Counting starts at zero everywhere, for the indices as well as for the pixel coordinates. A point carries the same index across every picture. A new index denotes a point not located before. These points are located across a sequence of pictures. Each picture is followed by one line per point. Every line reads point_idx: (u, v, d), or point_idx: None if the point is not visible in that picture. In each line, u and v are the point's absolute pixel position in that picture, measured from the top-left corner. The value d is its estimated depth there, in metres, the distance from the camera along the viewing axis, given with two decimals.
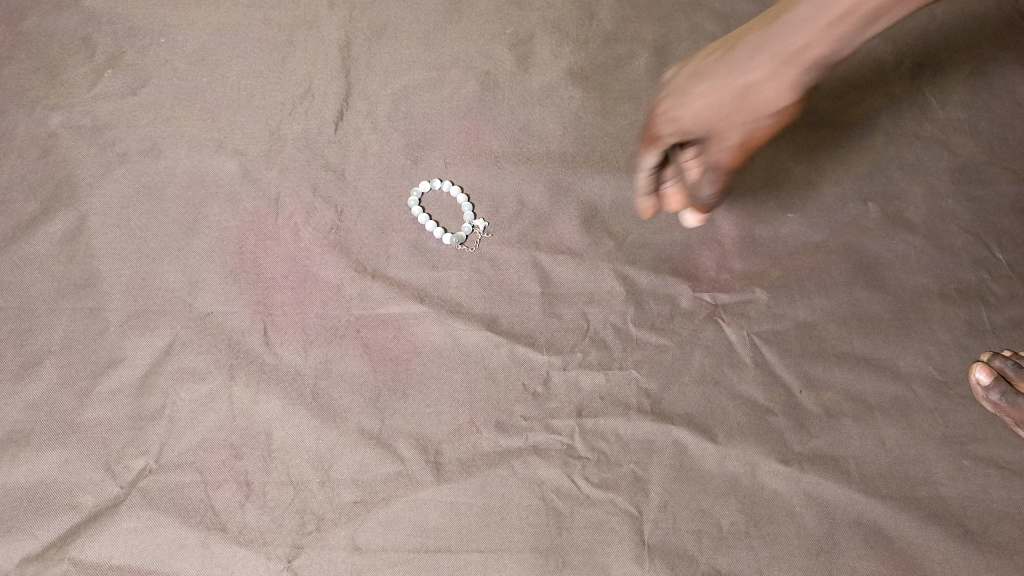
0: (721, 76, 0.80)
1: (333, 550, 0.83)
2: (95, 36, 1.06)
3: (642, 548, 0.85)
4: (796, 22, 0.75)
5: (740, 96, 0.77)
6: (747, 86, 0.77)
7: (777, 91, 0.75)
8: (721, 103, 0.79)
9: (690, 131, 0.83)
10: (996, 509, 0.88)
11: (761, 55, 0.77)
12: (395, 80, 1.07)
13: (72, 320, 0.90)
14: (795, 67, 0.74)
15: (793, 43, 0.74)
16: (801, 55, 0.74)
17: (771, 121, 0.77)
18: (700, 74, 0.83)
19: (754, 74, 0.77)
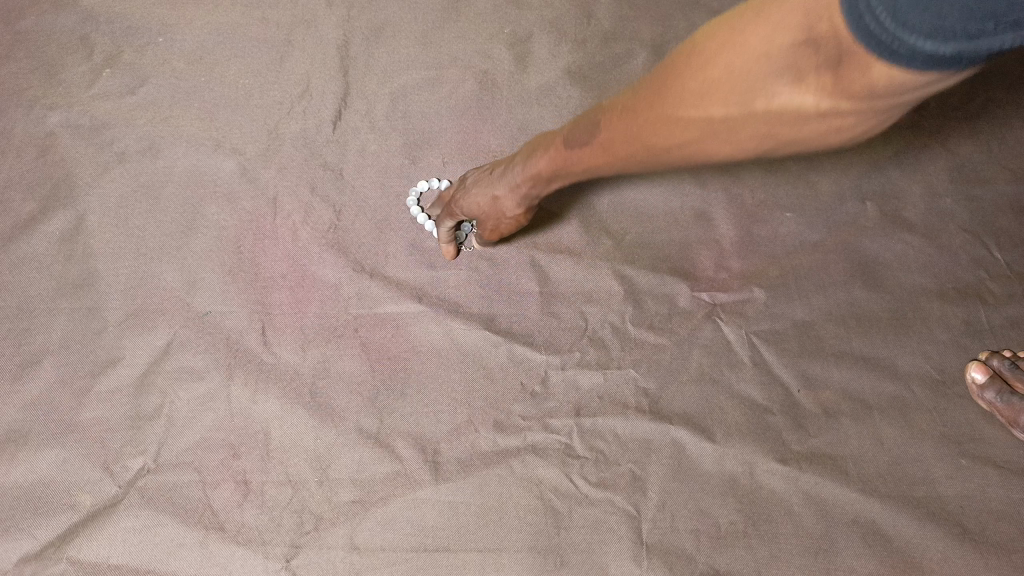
0: (479, 185, 0.88)
1: (332, 549, 0.83)
2: (93, 35, 1.05)
3: (640, 547, 0.85)
4: (531, 156, 0.81)
5: (500, 198, 0.86)
6: (500, 202, 0.87)
7: (503, 205, 0.87)
8: (491, 190, 0.87)
9: (454, 209, 0.91)
10: (995, 508, 0.88)
11: (547, 175, 0.80)
12: (393, 79, 1.07)
13: (70, 319, 0.90)
14: (557, 185, 0.82)
15: (525, 173, 0.82)
16: (554, 168, 0.78)
17: (512, 203, 0.86)
18: (490, 175, 0.87)
19: (537, 175, 0.81)
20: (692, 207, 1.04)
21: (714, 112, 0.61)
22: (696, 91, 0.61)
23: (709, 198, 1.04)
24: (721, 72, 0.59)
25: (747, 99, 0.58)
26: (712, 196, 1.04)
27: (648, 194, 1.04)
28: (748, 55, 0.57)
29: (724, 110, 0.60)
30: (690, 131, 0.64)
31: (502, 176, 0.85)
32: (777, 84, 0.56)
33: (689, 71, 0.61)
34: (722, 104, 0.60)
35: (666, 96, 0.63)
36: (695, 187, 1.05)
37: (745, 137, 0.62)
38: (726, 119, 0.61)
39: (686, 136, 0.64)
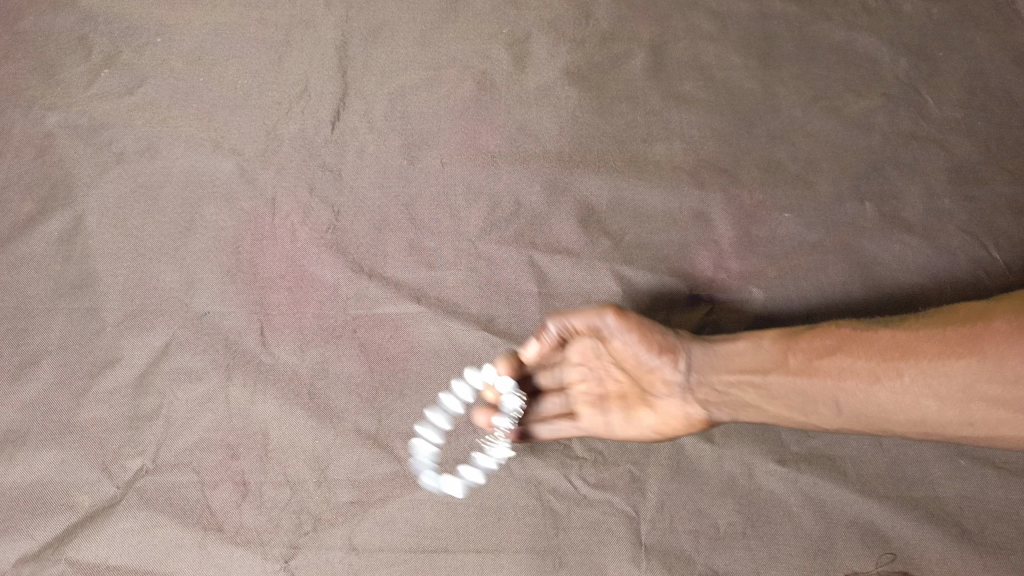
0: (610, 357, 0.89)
1: (330, 550, 0.83)
2: (92, 35, 1.05)
3: (638, 549, 0.85)
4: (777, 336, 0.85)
5: (661, 370, 0.88)
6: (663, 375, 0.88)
7: (670, 374, 0.87)
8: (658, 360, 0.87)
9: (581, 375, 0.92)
10: (993, 508, 0.88)
11: (777, 346, 0.84)
12: (391, 79, 1.07)
13: (68, 320, 0.90)
14: (761, 374, 0.83)
15: (742, 361, 0.85)
16: (780, 358, 0.83)
17: (715, 381, 0.85)
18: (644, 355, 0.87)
19: (741, 360, 0.85)
20: (691, 207, 1.04)
21: (902, 381, 0.76)
22: (889, 346, 0.78)
23: (708, 198, 1.04)
24: (964, 394, 0.73)
25: (941, 425, 0.76)
26: (711, 196, 1.04)
27: (646, 195, 1.04)
28: (954, 393, 0.74)
29: (908, 403, 0.76)
30: (895, 386, 0.76)
31: (685, 370, 0.86)
32: (928, 394, 0.75)
33: (841, 343, 0.80)
34: (888, 388, 0.76)
35: (903, 348, 0.77)
36: (694, 187, 1.05)
37: (883, 420, 0.78)
38: (905, 408, 0.76)
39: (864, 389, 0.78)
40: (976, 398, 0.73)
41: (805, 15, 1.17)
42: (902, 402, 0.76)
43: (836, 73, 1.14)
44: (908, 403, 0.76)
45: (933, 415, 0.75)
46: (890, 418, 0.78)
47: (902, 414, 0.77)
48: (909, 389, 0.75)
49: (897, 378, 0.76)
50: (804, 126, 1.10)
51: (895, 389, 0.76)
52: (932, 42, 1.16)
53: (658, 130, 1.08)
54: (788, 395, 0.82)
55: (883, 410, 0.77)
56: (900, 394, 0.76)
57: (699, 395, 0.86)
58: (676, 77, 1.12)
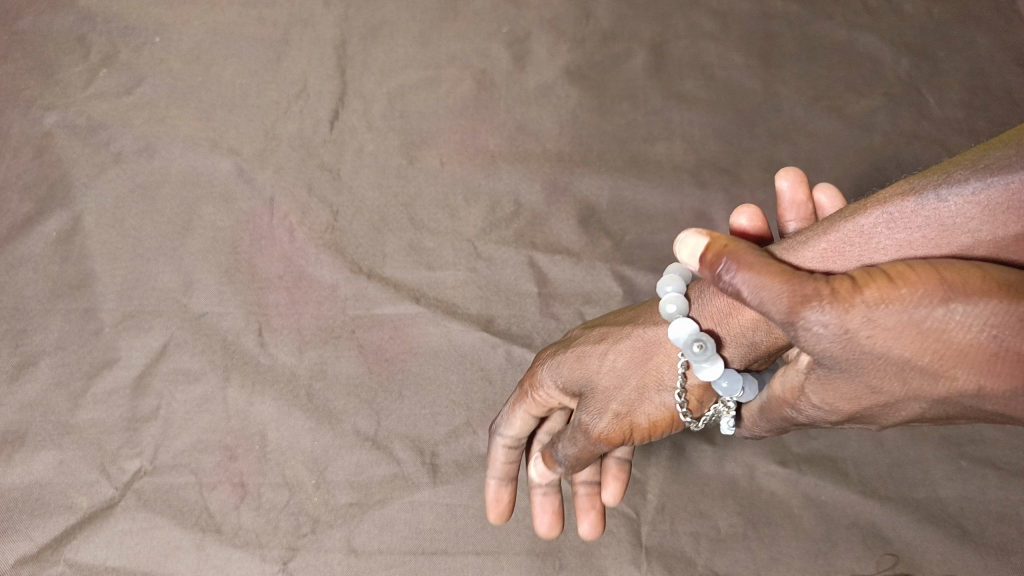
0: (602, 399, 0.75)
1: (328, 552, 0.82)
2: (91, 35, 1.04)
3: (639, 550, 0.85)
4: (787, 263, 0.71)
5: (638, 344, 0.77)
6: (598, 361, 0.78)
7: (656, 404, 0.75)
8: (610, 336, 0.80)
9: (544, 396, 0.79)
10: (994, 509, 0.87)
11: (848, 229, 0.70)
12: (391, 79, 1.07)
13: (66, 321, 0.89)
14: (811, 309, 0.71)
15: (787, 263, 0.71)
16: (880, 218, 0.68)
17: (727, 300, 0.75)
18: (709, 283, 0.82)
19: None
20: (691, 207, 1.03)
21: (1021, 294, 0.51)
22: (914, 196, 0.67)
23: (708, 197, 1.04)
24: (907, 272, 0.55)
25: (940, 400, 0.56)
26: (712, 196, 1.04)
27: (646, 194, 1.03)
28: (924, 278, 0.54)
29: (996, 369, 0.52)
30: (922, 298, 0.53)
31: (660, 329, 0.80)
32: (1021, 321, 0.50)
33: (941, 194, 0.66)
34: (906, 296, 0.53)
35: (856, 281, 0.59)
36: (694, 187, 1.04)
37: (875, 349, 0.55)
38: (933, 372, 0.54)
39: (928, 291, 0.53)
40: (965, 271, 0.54)
41: (805, 15, 1.17)
42: (890, 340, 0.54)
43: (837, 72, 1.13)
44: (984, 336, 0.51)
45: (919, 371, 0.55)
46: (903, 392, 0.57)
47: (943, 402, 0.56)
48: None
49: (896, 290, 0.54)
50: (805, 126, 1.09)
51: (984, 237, 0.63)
52: (933, 42, 1.16)
53: (658, 130, 1.07)
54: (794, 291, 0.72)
55: (893, 382, 0.57)
56: (888, 350, 0.55)
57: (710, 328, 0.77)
58: (677, 76, 1.11)
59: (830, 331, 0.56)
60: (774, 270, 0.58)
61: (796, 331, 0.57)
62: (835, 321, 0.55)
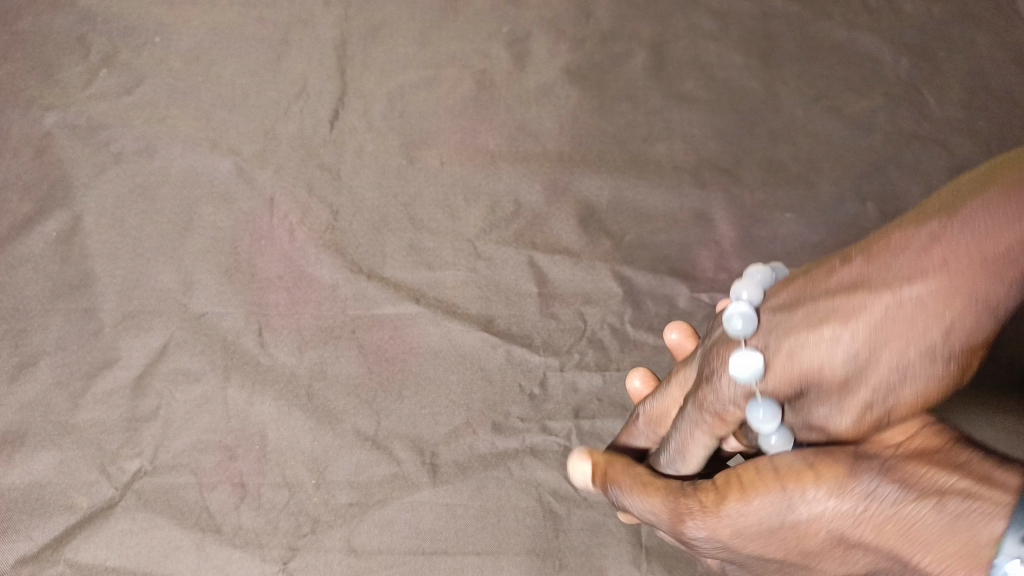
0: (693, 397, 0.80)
1: (328, 552, 0.82)
2: (91, 35, 1.04)
3: (639, 550, 0.85)
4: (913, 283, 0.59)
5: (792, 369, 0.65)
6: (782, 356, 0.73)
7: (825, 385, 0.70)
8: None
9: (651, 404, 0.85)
10: None
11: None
12: (391, 79, 1.07)
13: (66, 321, 0.89)
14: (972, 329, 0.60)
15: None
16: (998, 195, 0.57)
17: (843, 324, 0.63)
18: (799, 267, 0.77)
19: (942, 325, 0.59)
20: (691, 208, 1.03)
21: (861, 476, 0.58)
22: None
23: (708, 197, 1.04)
24: (753, 477, 0.62)
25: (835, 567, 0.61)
26: (712, 195, 1.04)
27: (646, 194, 1.03)
28: (764, 486, 0.61)
29: (854, 553, 0.59)
30: (770, 507, 0.60)
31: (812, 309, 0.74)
32: (854, 518, 0.58)
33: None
34: (755, 508, 0.60)
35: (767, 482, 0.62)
36: (694, 187, 1.04)
37: (752, 547, 0.62)
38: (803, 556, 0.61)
39: (767, 497, 0.60)
40: (804, 466, 0.60)
41: (805, 15, 1.17)
42: (753, 540, 0.61)
43: (838, 72, 1.13)
44: (830, 532, 0.59)
45: (792, 559, 0.62)
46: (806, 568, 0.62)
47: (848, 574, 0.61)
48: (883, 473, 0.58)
49: (746, 499, 0.61)
50: (806, 126, 1.09)
51: None
52: (933, 42, 1.16)
53: (658, 130, 1.07)
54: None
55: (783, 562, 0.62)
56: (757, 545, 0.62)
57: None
58: (677, 76, 1.11)
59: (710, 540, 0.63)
60: (650, 489, 0.68)
61: (685, 537, 0.66)
62: (710, 534, 0.63)
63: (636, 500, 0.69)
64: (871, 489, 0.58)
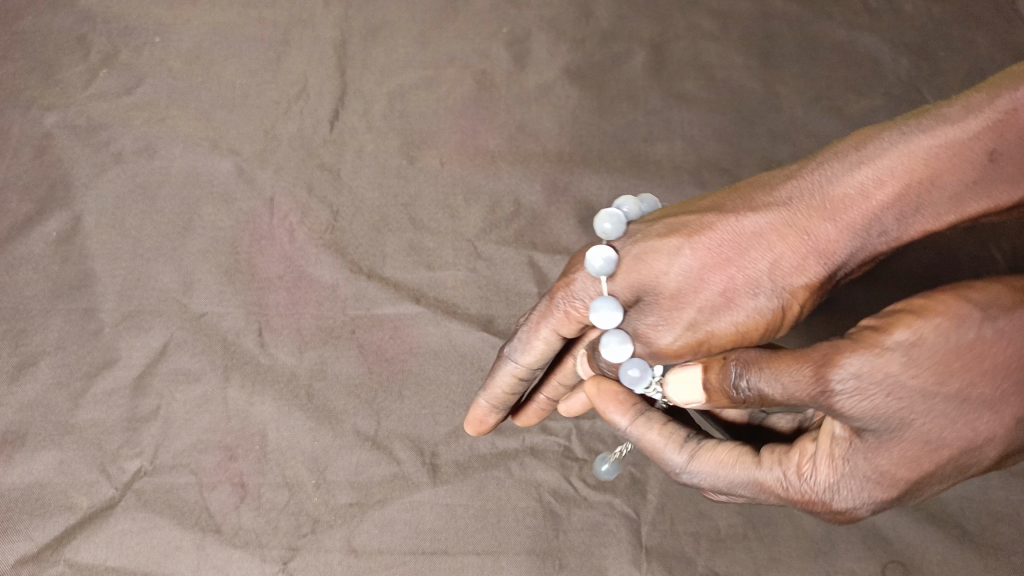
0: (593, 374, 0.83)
1: (328, 553, 0.82)
2: (91, 35, 1.04)
3: (639, 550, 0.85)
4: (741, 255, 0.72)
5: (682, 324, 0.73)
6: (654, 334, 0.74)
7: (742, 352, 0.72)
8: (665, 321, 0.74)
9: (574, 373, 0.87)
10: (993, 510, 0.87)
11: (921, 206, 0.70)
12: (391, 79, 1.07)
13: (66, 321, 0.89)
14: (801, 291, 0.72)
15: (939, 225, 0.70)
16: (860, 163, 0.71)
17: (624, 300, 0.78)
18: (682, 245, 0.74)
19: (743, 288, 0.72)
20: None
21: (991, 315, 0.58)
22: (929, 150, 0.69)
23: None
24: (924, 302, 0.61)
25: (965, 448, 0.59)
26: None
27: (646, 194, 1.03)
28: (909, 328, 0.59)
29: (980, 412, 0.58)
30: (904, 355, 0.58)
31: (691, 299, 0.72)
32: (966, 345, 0.58)
33: (988, 134, 0.68)
34: (892, 358, 0.58)
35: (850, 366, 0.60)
36: (694, 188, 1.04)
37: (890, 420, 0.59)
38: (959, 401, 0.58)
39: (902, 339, 0.58)
40: (916, 313, 0.60)
41: (806, 15, 1.17)
42: (929, 334, 0.58)
43: (837, 72, 1.13)
44: (960, 340, 0.58)
45: (946, 409, 0.58)
46: (936, 452, 0.59)
47: (973, 446, 0.59)
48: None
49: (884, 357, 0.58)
50: (806, 126, 1.09)
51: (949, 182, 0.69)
52: (934, 42, 1.16)
53: (658, 130, 1.07)
54: (813, 249, 0.71)
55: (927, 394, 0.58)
56: (919, 386, 0.58)
57: (744, 297, 0.72)
58: (677, 76, 1.11)
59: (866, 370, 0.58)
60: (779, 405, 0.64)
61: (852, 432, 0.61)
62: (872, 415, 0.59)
63: (771, 372, 0.62)
64: (986, 330, 0.58)
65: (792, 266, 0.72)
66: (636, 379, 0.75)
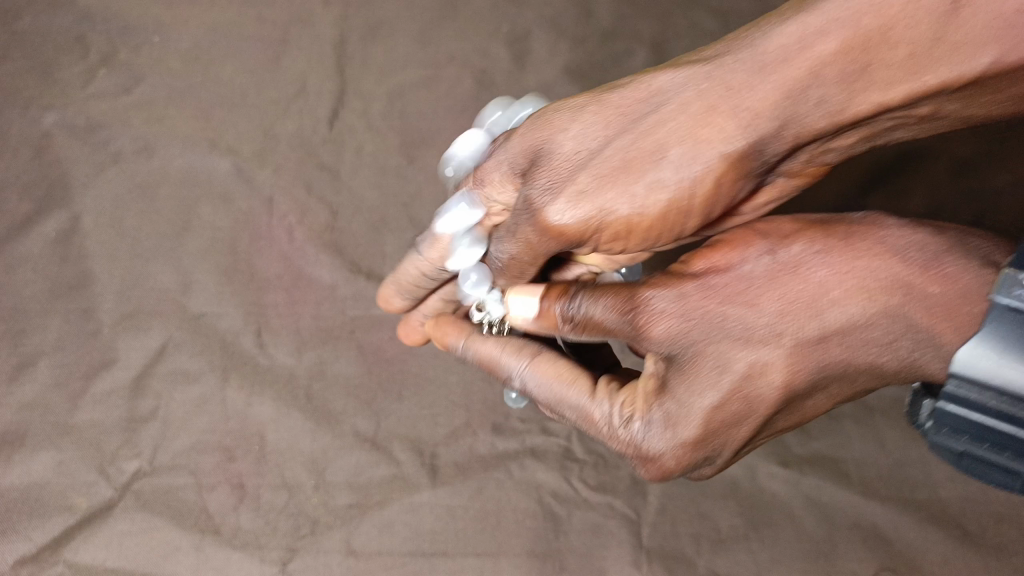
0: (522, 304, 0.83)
1: (327, 554, 0.82)
2: (90, 35, 1.02)
3: (640, 551, 0.84)
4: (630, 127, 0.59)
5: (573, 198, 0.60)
6: (534, 210, 0.62)
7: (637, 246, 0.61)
8: (549, 193, 0.61)
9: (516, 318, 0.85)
10: (996, 511, 0.86)
11: (871, 67, 0.48)
12: (391, 78, 1.06)
13: (65, 322, 0.89)
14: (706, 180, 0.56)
15: (890, 98, 0.49)
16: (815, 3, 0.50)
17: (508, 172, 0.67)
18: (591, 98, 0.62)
19: (625, 166, 0.58)
20: None
21: (812, 244, 0.56)
22: None
23: None
24: (749, 229, 0.59)
25: (751, 381, 0.55)
26: None
27: None
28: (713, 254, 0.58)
29: (814, 347, 0.54)
30: (717, 276, 0.57)
31: (579, 168, 0.60)
32: (780, 274, 0.55)
33: None
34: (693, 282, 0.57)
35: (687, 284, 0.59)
36: None
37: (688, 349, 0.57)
38: (768, 328, 0.55)
39: (713, 260, 0.58)
40: (746, 234, 0.58)
41: None
42: (735, 261, 0.57)
43: None
44: (766, 275, 0.56)
45: (758, 327, 0.55)
46: (749, 389, 0.55)
47: (750, 376, 0.54)
48: (859, 220, 0.57)
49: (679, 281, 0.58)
50: None
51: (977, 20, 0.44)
52: None
53: None
54: (736, 114, 0.53)
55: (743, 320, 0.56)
56: (737, 310, 0.55)
57: (646, 165, 0.57)
58: None
59: (667, 296, 0.58)
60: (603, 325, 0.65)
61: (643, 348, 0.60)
62: (659, 328, 0.58)
63: (603, 295, 0.62)
64: (811, 261, 0.55)
65: (696, 135, 0.55)
66: (476, 283, 0.76)
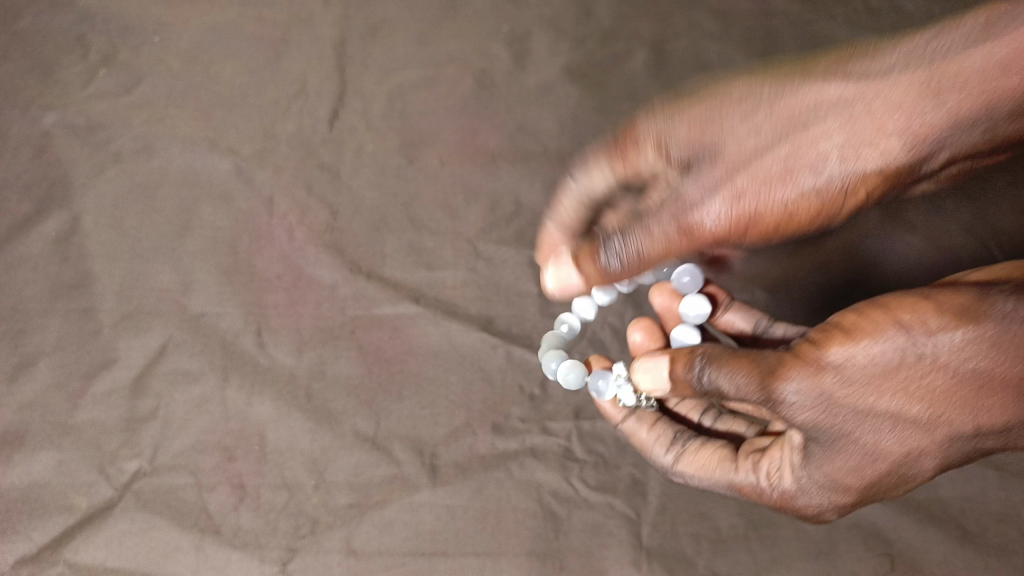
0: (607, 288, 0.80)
1: (327, 554, 0.82)
2: (91, 36, 1.04)
3: (640, 551, 0.84)
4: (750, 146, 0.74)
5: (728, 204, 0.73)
6: (691, 205, 0.73)
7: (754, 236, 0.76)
8: (710, 190, 0.73)
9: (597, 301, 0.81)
10: (995, 510, 0.86)
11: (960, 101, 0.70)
12: (391, 78, 1.06)
13: (65, 322, 0.89)
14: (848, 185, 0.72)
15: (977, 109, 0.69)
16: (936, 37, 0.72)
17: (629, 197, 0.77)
18: (763, 105, 0.74)
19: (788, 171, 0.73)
20: None
21: (929, 337, 0.66)
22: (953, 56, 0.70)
23: None
24: (853, 322, 0.70)
25: (905, 462, 0.72)
26: None
27: None
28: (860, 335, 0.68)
29: (916, 418, 0.69)
30: (867, 364, 0.68)
31: (745, 171, 0.73)
32: (930, 368, 0.67)
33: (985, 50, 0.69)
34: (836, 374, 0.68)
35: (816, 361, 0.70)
36: None
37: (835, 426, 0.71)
38: (921, 419, 0.68)
39: (864, 342, 0.68)
40: (882, 318, 0.68)
41: (807, 14, 1.17)
42: (862, 348, 0.68)
43: None
44: (876, 366, 0.67)
45: (909, 412, 0.69)
46: (877, 462, 0.71)
47: (909, 459, 0.71)
48: (973, 298, 0.67)
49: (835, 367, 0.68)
50: None
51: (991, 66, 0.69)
52: None
53: None
54: (904, 131, 0.70)
55: (889, 413, 0.69)
56: (890, 404, 0.69)
57: (806, 172, 0.72)
58: (678, 74, 1.11)
59: (802, 388, 0.69)
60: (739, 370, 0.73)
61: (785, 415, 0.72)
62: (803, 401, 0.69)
63: (729, 369, 0.73)
64: (931, 352, 0.66)
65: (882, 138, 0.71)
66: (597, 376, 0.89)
